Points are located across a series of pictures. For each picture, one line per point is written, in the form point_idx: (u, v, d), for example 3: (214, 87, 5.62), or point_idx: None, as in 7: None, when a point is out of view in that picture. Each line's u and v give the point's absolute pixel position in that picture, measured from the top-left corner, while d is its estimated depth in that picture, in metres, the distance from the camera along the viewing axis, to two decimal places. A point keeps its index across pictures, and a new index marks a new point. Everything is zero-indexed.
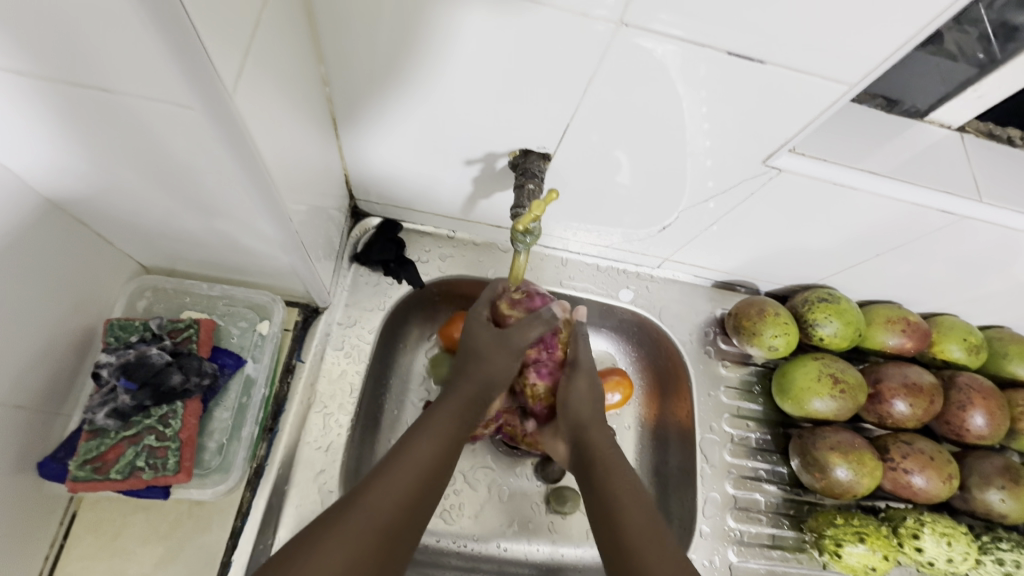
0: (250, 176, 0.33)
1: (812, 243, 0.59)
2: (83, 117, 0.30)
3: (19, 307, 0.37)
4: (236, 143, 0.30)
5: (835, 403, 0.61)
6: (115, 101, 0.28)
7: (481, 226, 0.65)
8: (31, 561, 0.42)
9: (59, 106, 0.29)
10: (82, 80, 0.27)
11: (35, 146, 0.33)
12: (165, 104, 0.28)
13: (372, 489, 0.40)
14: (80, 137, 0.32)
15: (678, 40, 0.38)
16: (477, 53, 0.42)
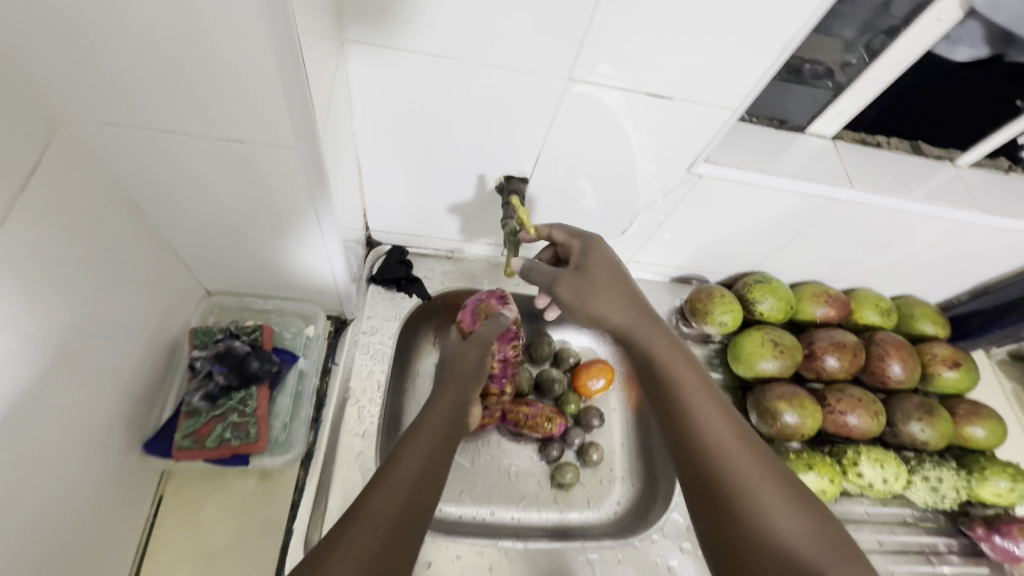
0: (316, 200, 0.46)
1: (741, 234, 0.74)
2: (205, 164, 0.43)
3: (127, 315, 0.48)
4: (310, 169, 0.42)
5: (778, 362, 0.74)
6: (243, 149, 0.41)
7: (475, 244, 0.78)
8: (131, 534, 0.50)
9: (188, 155, 0.42)
10: (224, 136, 0.40)
11: (161, 186, 0.45)
12: (278, 148, 0.41)
13: (373, 496, 0.42)
14: (198, 179, 0.44)
15: (621, 89, 0.54)
16: (470, 106, 0.56)
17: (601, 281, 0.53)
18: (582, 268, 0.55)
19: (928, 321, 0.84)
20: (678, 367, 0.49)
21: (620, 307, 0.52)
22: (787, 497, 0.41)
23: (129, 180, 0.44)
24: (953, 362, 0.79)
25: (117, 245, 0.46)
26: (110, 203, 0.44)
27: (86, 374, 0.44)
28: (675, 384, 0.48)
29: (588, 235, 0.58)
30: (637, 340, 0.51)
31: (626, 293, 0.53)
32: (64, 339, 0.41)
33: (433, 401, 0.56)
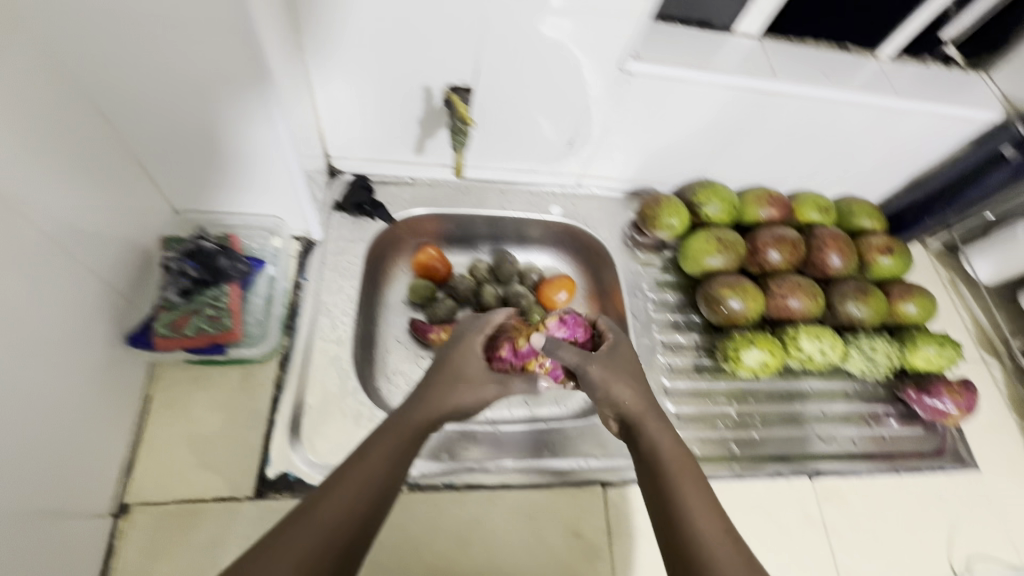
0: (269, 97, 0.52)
1: (680, 136, 0.79)
2: (158, 58, 0.47)
3: (105, 217, 0.53)
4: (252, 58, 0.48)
5: (723, 257, 0.80)
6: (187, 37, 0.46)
7: (432, 167, 0.82)
8: (124, 423, 0.55)
9: (141, 54, 0.47)
10: (169, 21, 0.44)
11: (119, 86, 0.49)
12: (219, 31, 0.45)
13: (324, 501, 0.44)
14: (152, 75, 0.49)
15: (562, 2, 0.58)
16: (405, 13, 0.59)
17: (629, 375, 0.57)
18: (611, 358, 0.60)
19: (866, 217, 0.90)
20: (671, 447, 0.52)
21: (636, 399, 0.56)
22: (741, 561, 0.44)
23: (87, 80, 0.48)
24: (886, 249, 0.85)
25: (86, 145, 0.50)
26: (76, 103, 0.48)
27: (68, 260, 0.48)
28: (664, 464, 0.51)
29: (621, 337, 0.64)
30: (650, 437, 0.53)
31: (641, 390, 0.57)
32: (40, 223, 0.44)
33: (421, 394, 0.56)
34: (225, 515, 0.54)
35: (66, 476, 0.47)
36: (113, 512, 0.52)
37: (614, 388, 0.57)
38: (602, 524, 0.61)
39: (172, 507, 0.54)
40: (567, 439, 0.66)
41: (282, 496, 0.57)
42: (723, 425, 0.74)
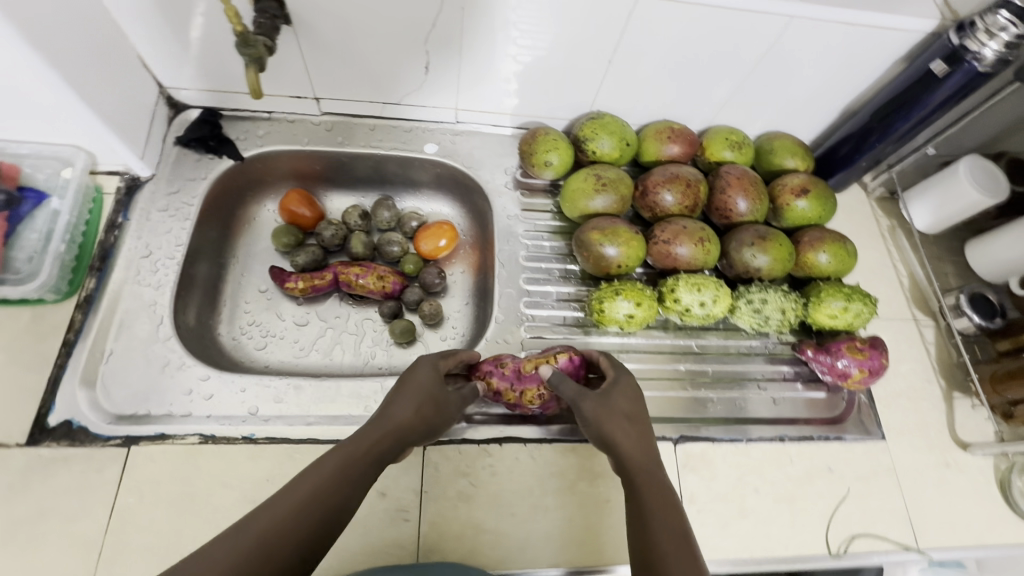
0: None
1: (552, 58, 0.70)
2: None
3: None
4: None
5: (602, 198, 0.71)
6: None
7: (285, 99, 0.75)
8: None
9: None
10: None
11: None
12: None
13: (262, 515, 0.40)
14: None
15: None
16: None
17: (623, 414, 0.53)
18: (603, 391, 0.55)
19: (789, 155, 0.78)
20: (661, 492, 0.48)
21: (636, 443, 0.51)
22: None
23: None
24: (802, 190, 0.74)
25: None
26: None
27: None
28: (644, 507, 0.47)
29: (629, 373, 0.58)
30: (641, 482, 0.49)
31: (642, 432, 0.53)
32: None
33: (388, 408, 0.51)
34: None
35: None
36: None
37: (617, 417, 0.53)
38: (414, 484, 0.56)
39: None
40: None
41: (59, 445, 0.53)
42: None
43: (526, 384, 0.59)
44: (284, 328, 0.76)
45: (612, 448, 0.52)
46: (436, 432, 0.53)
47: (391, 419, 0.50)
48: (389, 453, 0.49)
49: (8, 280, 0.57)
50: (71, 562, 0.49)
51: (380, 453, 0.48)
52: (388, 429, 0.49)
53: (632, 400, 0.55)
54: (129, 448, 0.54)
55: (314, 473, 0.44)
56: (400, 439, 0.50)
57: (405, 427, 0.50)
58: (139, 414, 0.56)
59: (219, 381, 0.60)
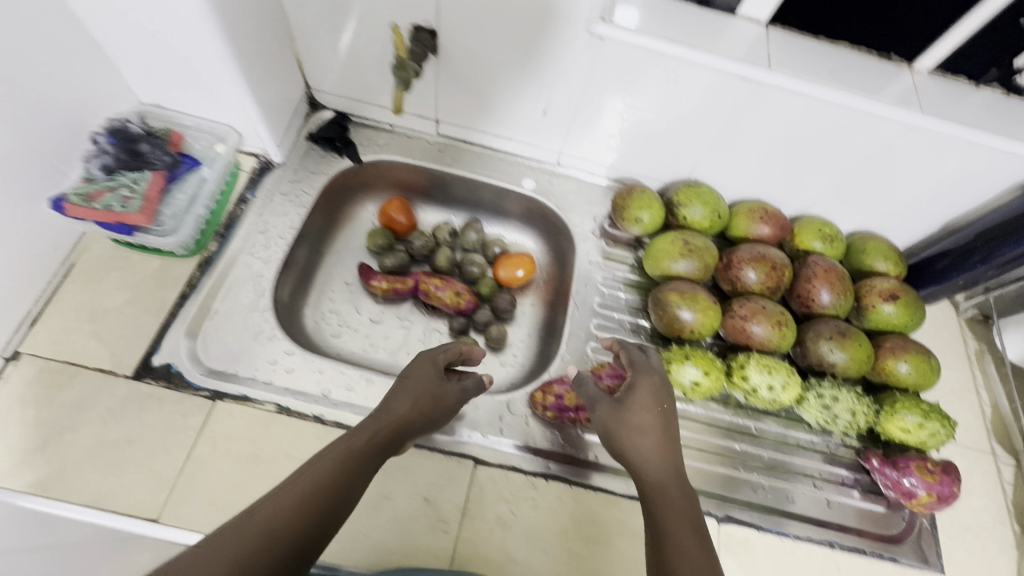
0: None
1: (664, 124, 0.73)
2: None
3: (40, 79, 0.54)
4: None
5: (686, 262, 0.72)
6: None
7: (409, 117, 0.81)
8: (37, 280, 0.59)
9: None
10: None
11: None
12: None
13: (267, 505, 0.40)
14: None
15: None
16: None
17: (641, 421, 0.52)
18: (622, 402, 0.54)
19: (881, 258, 0.78)
20: (679, 500, 0.47)
21: (657, 455, 0.50)
22: None
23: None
24: (891, 295, 0.73)
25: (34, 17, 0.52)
26: None
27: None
28: (659, 528, 0.45)
29: (660, 375, 0.57)
30: (661, 496, 0.48)
31: (664, 439, 0.51)
32: None
33: (389, 401, 0.53)
34: (100, 385, 0.57)
35: None
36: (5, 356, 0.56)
37: (633, 425, 0.52)
38: (458, 499, 0.58)
39: (57, 365, 0.57)
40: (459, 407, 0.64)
41: (157, 384, 0.58)
42: None
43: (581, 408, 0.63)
44: (360, 321, 0.81)
45: (629, 461, 0.51)
46: (433, 426, 0.55)
47: (390, 412, 0.51)
48: (389, 443, 0.49)
49: (153, 232, 0.63)
50: (144, 494, 0.53)
51: (378, 443, 0.48)
52: (386, 420, 0.50)
53: (652, 403, 0.54)
54: (214, 402, 0.58)
55: (316, 464, 0.44)
56: (398, 429, 0.51)
57: (404, 419, 0.51)
58: (229, 373, 0.61)
59: (301, 358, 0.64)
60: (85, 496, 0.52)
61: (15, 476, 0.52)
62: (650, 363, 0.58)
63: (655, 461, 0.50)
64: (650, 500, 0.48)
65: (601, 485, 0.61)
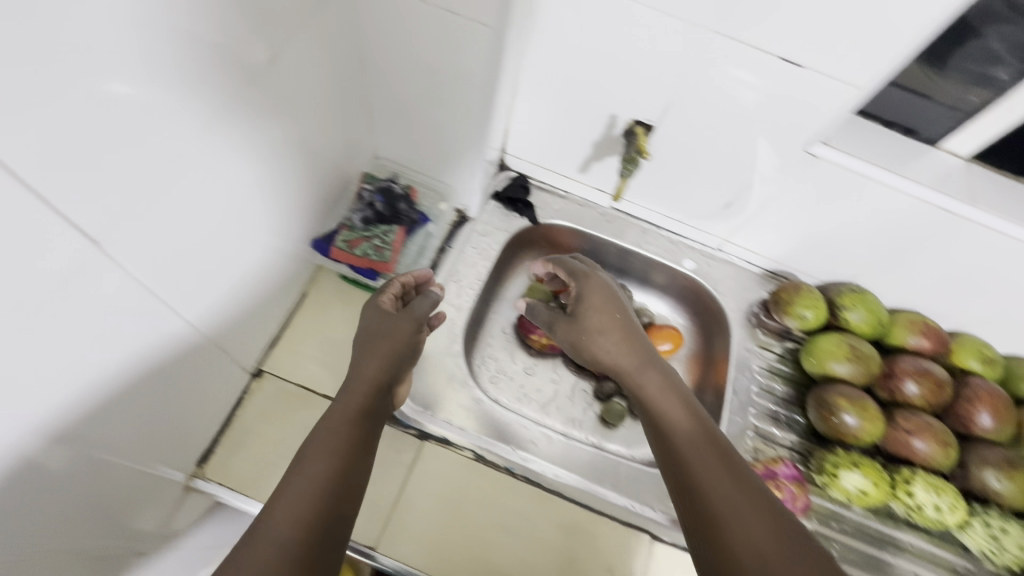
0: (488, 77, 0.59)
1: (844, 234, 0.76)
2: (428, 31, 0.56)
3: (319, 136, 0.62)
4: (489, 47, 0.55)
5: (850, 367, 0.75)
6: (455, 19, 0.53)
7: (587, 188, 0.86)
8: (281, 306, 0.66)
9: (399, 7, 0.54)
10: (447, 6, 0.52)
11: (393, 49, 0.60)
12: (476, 23, 0.53)
13: (271, 510, 0.43)
14: (413, 45, 0.59)
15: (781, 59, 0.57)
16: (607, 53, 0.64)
17: (597, 327, 0.61)
18: (575, 315, 0.64)
19: None
20: (673, 408, 0.54)
21: (622, 350, 0.59)
22: (771, 524, 0.43)
23: (372, 41, 0.60)
24: None
25: (336, 84, 0.61)
26: (347, 52, 0.60)
27: (295, 158, 0.59)
28: (666, 441, 0.52)
29: (585, 275, 0.67)
30: (652, 399, 0.56)
31: (624, 336, 0.60)
32: (276, 135, 0.54)
33: (364, 360, 0.59)
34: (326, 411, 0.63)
35: (234, 326, 0.58)
36: (252, 372, 0.63)
37: (594, 337, 0.61)
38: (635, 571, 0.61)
39: (292, 387, 0.64)
40: (631, 479, 0.65)
41: None
42: None
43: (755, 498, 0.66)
44: (514, 370, 0.86)
45: (620, 373, 0.59)
46: (406, 368, 0.62)
47: (365, 372, 0.57)
48: (364, 404, 0.55)
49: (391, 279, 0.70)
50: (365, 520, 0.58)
51: (360, 406, 0.54)
52: (362, 384, 0.56)
53: (597, 300, 0.64)
54: (422, 442, 0.64)
55: (313, 450, 0.49)
56: (377, 381, 0.56)
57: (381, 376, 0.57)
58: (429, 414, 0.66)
59: (490, 408, 0.70)
60: None
61: (257, 485, 0.58)
62: (587, 269, 0.68)
63: (623, 361, 0.59)
64: (649, 401, 0.56)
65: (636, 521, 0.63)
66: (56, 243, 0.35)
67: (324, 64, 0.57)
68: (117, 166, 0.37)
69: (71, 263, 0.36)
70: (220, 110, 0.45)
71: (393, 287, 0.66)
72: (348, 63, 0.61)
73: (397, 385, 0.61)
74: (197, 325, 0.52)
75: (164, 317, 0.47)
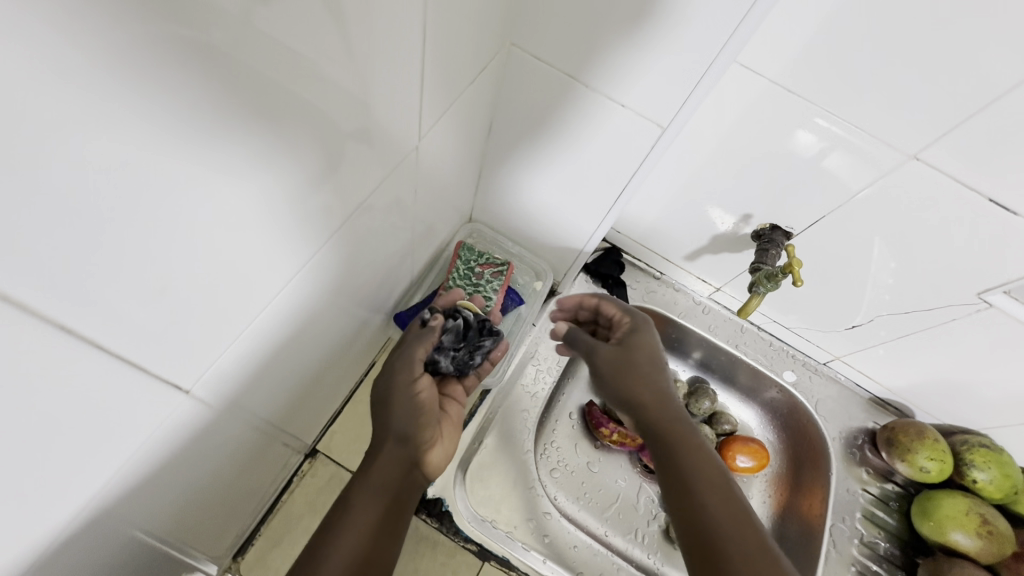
0: (640, 175, 0.53)
1: (990, 384, 0.66)
2: (579, 117, 0.50)
3: (429, 204, 0.55)
4: (656, 147, 0.49)
5: (979, 542, 0.64)
6: (619, 112, 0.47)
7: (688, 275, 0.78)
8: (348, 378, 0.58)
9: (555, 95, 0.49)
10: (614, 96, 0.46)
11: (529, 130, 0.54)
12: (646, 119, 0.47)
13: None
14: (555, 130, 0.52)
15: (988, 200, 0.48)
16: (762, 152, 0.56)
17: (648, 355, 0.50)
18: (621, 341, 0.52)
19: None
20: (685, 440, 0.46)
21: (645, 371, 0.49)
22: None
23: (507, 118, 0.54)
24: None
25: (462, 158, 0.55)
26: (478, 126, 0.53)
27: (401, 231, 0.53)
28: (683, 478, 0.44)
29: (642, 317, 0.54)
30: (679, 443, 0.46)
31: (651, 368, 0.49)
32: (392, 214, 0.48)
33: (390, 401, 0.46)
34: None
35: (298, 409, 0.51)
36: (305, 453, 0.55)
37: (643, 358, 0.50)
38: None
39: (347, 476, 0.56)
40: None
41: (431, 523, 0.56)
42: None
43: None
44: (576, 466, 0.76)
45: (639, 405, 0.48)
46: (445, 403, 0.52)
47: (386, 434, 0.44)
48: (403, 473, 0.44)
49: None
50: None
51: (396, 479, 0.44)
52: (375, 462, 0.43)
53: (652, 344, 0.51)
54: (481, 563, 0.55)
55: (341, 522, 0.40)
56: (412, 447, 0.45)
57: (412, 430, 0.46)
58: (491, 525, 0.58)
59: (557, 523, 0.61)
60: None
61: None
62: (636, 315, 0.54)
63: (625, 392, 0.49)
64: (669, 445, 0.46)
65: None
66: (153, 376, 0.28)
67: (456, 136, 0.51)
68: (258, 272, 0.32)
69: (163, 395, 0.29)
70: (350, 198, 0.38)
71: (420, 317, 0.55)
72: (477, 137, 0.55)
73: (427, 453, 0.46)
74: (261, 416, 0.44)
75: (235, 418, 0.39)
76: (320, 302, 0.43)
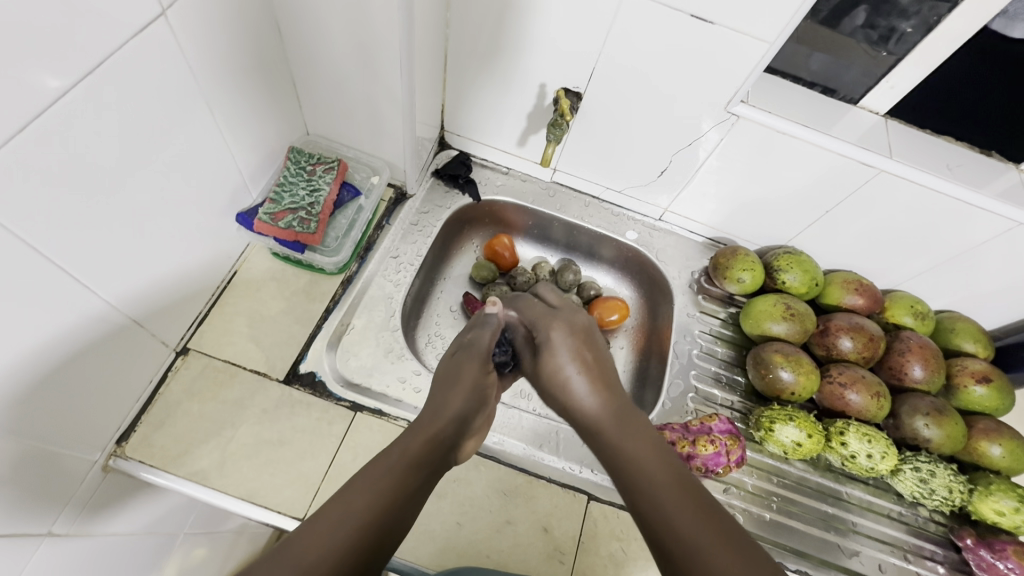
0: (405, 56, 0.59)
1: (776, 195, 0.77)
2: None
3: (253, 109, 0.62)
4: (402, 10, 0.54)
5: (787, 326, 0.75)
6: None
7: (527, 162, 0.87)
8: (209, 283, 0.65)
9: None
10: None
11: (309, 21, 0.58)
12: None
13: (307, 532, 0.36)
14: (326, 15, 0.57)
15: (693, 16, 0.58)
16: (532, 16, 0.65)
17: (580, 336, 0.53)
18: (542, 347, 0.53)
19: (970, 340, 0.79)
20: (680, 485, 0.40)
21: (578, 365, 0.50)
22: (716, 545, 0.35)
23: (289, 16, 0.58)
24: (983, 377, 0.75)
25: (263, 60, 0.60)
26: (266, 23, 0.58)
27: (226, 138, 0.59)
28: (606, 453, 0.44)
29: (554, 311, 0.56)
30: (600, 430, 0.45)
31: (587, 364, 0.50)
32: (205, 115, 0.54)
33: (444, 389, 0.52)
34: (256, 387, 0.62)
35: (157, 303, 0.57)
36: (177, 350, 0.61)
37: (584, 346, 0.52)
38: (574, 530, 0.61)
39: (219, 363, 0.62)
40: (568, 443, 0.68)
41: (305, 390, 0.63)
42: (733, 493, 0.70)
43: (695, 436, 0.66)
44: None
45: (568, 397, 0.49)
46: (485, 402, 0.54)
47: (443, 412, 0.49)
48: (445, 442, 0.47)
49: (321, 251, 0.70)
50: (293, 494, 0.57)
51: (436, 444, 0.46)
52: (424, 431, 0.46)
53: (581, 329, 0.54)
54: (354, 413, 0.62)
55: (373, 478, 0.41)
56: (453, 431, 0.48)
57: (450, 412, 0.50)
58: (363, 386, 0.65)
59: (427, 378, 0.68)
60: (240, 489, 0.56)
61: (181, 461, 0.57)
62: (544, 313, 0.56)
63: (603, 410, 0.47)
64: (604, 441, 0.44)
65: (497, 453, 0.65)
66: None
67: (243, 35, 0.55)
68: (38, 131, 0.37)
69: None
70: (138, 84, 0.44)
71: (482, 329, 0.57)
72: (271, 37, 0.60)
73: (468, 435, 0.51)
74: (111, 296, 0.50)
75: (72, 287, 0.45)
76: (139, 187, 0.49)
